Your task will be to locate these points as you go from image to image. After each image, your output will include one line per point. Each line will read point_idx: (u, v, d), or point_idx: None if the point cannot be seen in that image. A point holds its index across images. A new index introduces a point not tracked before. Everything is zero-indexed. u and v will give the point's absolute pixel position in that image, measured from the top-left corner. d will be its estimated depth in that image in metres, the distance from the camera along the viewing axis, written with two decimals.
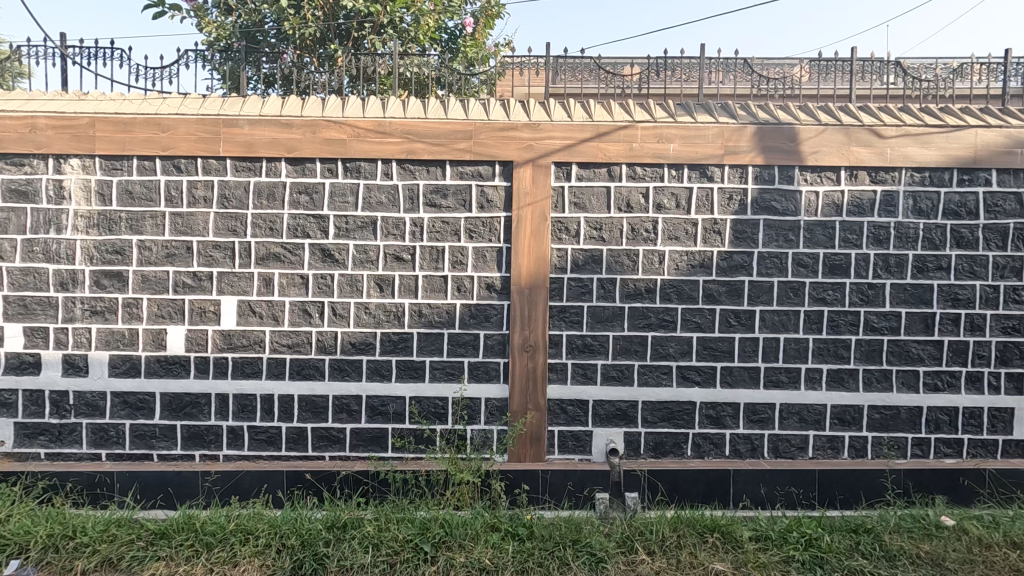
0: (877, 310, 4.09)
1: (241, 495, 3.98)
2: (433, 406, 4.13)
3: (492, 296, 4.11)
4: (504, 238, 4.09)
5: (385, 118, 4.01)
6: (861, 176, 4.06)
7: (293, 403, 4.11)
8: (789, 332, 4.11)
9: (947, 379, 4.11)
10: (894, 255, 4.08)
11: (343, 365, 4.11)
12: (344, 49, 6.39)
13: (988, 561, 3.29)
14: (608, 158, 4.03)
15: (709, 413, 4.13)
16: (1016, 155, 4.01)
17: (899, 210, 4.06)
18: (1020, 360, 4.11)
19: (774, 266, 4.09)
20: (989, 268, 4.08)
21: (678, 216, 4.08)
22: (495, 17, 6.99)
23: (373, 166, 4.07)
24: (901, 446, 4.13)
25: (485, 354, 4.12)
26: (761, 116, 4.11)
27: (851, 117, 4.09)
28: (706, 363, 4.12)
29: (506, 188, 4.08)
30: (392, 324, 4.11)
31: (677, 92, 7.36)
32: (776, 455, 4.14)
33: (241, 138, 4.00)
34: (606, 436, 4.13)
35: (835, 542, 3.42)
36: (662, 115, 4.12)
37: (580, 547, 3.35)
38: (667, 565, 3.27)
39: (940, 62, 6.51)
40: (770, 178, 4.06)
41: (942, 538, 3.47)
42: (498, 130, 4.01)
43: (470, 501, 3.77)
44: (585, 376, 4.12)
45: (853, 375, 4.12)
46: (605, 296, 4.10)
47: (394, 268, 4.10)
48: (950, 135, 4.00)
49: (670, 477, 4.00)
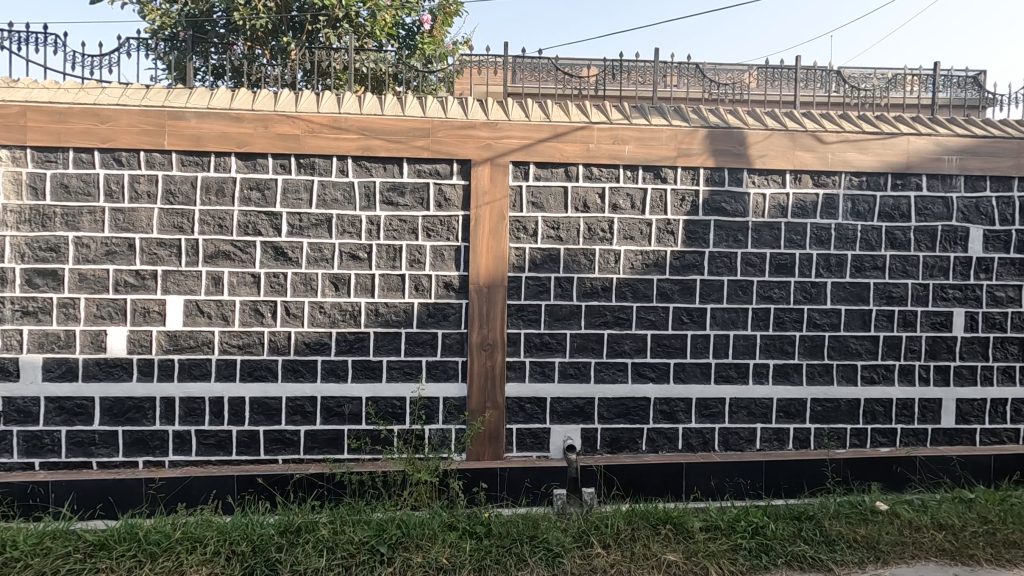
0: (820, 307, 4.30)
1: (188, 502, 3.84)
2: (390, 407, 4.09)
3: (450, 295, 4.10)
4: (461, 237, 4.09)
5: (340, 113, 3.94)
6: (805, 179, 4.25)
7: (245, 405, 3.99)
8: (738, 329, 4.26)
9: (882, 372, 4.35)
10: (834, 254, 4.29)
11: (297, 366, 4.02)
12: (298, 42, 6.24)
13: (917, 543, 3.52)
14: (565, 158, 4.08)
15: (663, 409, 4.24)
16: (944, 161, 4.28)
17: (839, 212, 4.28)
18: (948, 354, 4.39)
19: (725, 266, 4.23)
20: (920, 268, 4.34)
21: (633, 216, 4.17)
22: (453, 15, 6.93)
23: (328, 163, 3.99)
24: (841, 437, 4.35)
25: (443, 353, 4.11)
26: (712, 119, 4.25)
27: (796, 123, 4.28)
28: (660, 360, 4.23)
29: (465, 187, 4.08)
30: (348, 324, 4.04)
31: (632, 94, 7.49)
32: (726, 448, 4.29)
33: (188, 132, 3.84)
34: (564, 433, 4.19)
35: (780, 529, 3.58)
36: (617, 117, 4.20)
37: (537, 543, 3.39)
38: (622, 558, 3.33)
39: (877, 73, 6.86)
40: (720, 180, 4.20)
41: (876, 522, 3.68)
42: (456, 128, 4.00)
43: (428, 500, 3.76)
44: (543, 374, 4.16)
45: (797, 369, 4.31)
46: (563, 295, 4.15)
47: (350, 267, 4.04)
48: (886, 142, 4.23)
49: (626, 471, 4.09)
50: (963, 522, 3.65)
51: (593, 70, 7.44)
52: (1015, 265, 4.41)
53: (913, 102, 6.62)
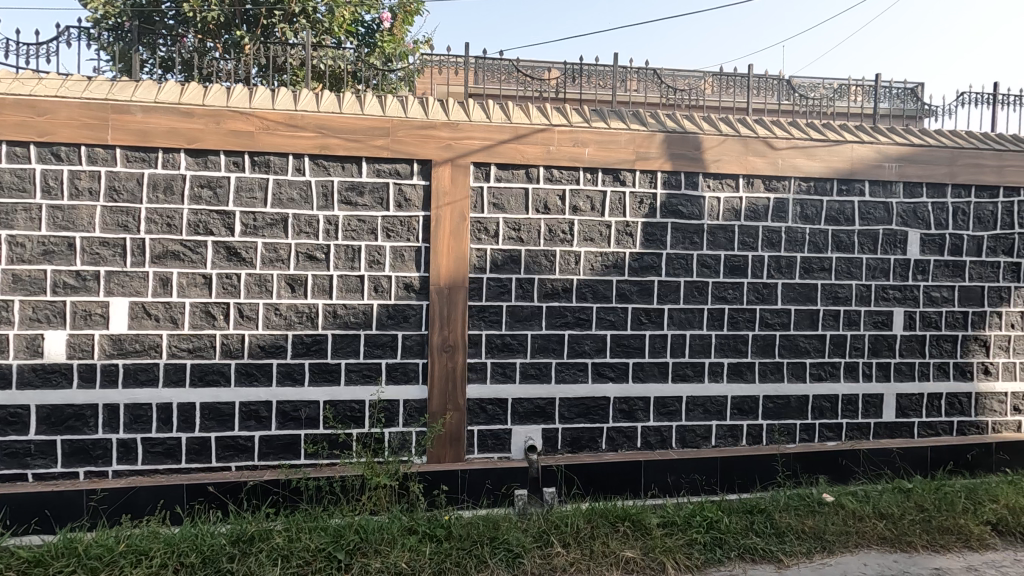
0: (771, 307, 4.46)
1: (133, 514, 3.67)
2: (349, 410, 4.02)
3: (411, 297, 4.06)
4: (422, 237, 4.06)
5: (296, 110, 3.84)
6: (757, 184, 4.40)
7: (195, 411, 3.85)
8: (694, 329, 4.37)
9: (829, 369, 4.55)
10: (784, 256, 4.46)
11: (251, 369, 3.90)
12: (252, 37, 6.07)
13: (861, 532, 3.69)
14: (526, 160, 4.10)
15: (622, 407, 4.31)
16: (885, 168, 4.51)
17: (789, 216, 4.45)
18: (888, 351, 4.62)
19: (681, 267, 4.34)
20: (863, 270, 4.56)
21: (593, 218, 4.23)
22: (414, 14, 6.86)
23: (284, 161, 3.89)
24: (791, 432, 4.51)
25: (403, 355, 4.06)
26: (669, 124, 4.35)
27: (748, 129, 4.42)
28: (619, 360, 4.29)
29: (425, 188, 4.05)
30: (305, 326, 3.95)
31: (592, 98, 7.58)
32: (683, 445, 4.40)
33: (134, 127, 3.68)
34: (525, 434, 4.20)
35: (733, 523, 3.69)
36: (577, 120, 4.24)
37: (497, 544, 3.39)
38: (581, 557, 3.36)
39: (824, 82, 7.15)
40: (677, 184, 4.30)
41: (823, 513, 3.84)
42: (416, 128, 3.97)
43: (387, 504, 3.71)
44: (504, 375, 4.17)
45: (750, 368, 4.45)
46: (524, 296, 4.17)
47: (306, 268, 3.94)
48: (831, 149, 4.43)
49: (585, 470, 4.14)
50: (902, 511, 3.85)
51: (553, 72, 7.49)
52: (949, 267, 4.68)
53: (858, 112, 6.95)
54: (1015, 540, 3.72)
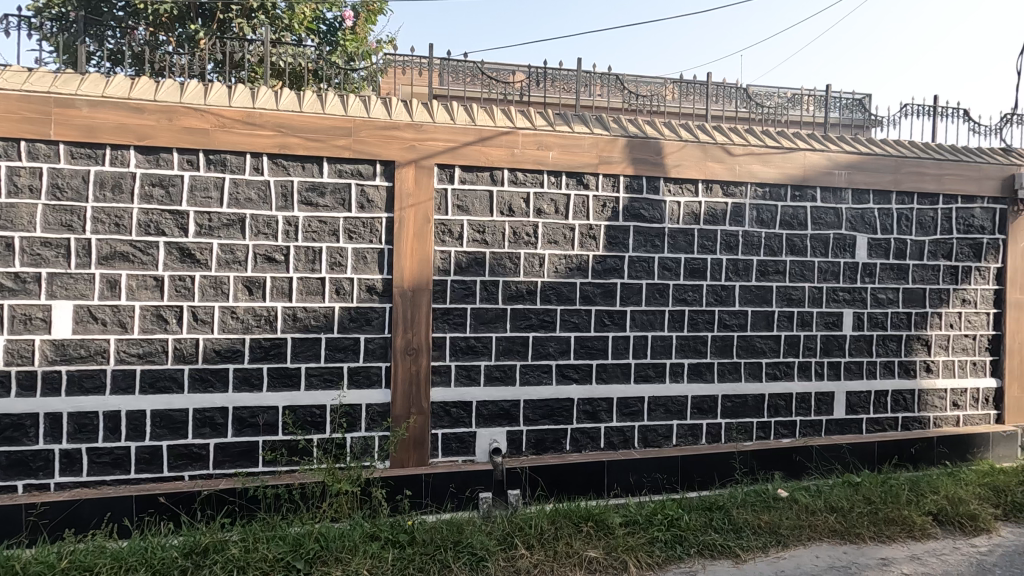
0: (729, 309, 4.58)
1: (77, 528, 3.50)
2: (309, 415, 3.92)
3: (374, 299, 4.00)
4: (385, 239, 4.01)
5: (255, 108, 3.74)
6: (716, 189, 4.52)
7: (145, 419, 3.69)
8: (656, 330, 4.46)
9: (784, 368, 4.71)
10: (742, 259, 4.59)
11: (206, 375, 3.77)
12: (207, 31, 5.88)
13: (813, 525, 3.82)
14: (491, 162, 4.11)
15: (586, 408, 4.35)
16: (835, 175, 4.70)
17: (746, 220, 4.59)
18: (839, 351, 4.81)
19: (643, 270, 4.42)
20: (815, 272, 4.74)
21: (557, 221, 4.26)
22: (377, 13, 6.76)
23: (241, 159, 3.78)
24: (748, 430, 4.65)
25: (365, 359, 4.00)
26: (631, 129, 4.43)
27: (707, 135, 4.53)
28: (583, 361, 4.34)
29: (388, 189, 4.00)
30: (263, 329, 3.85)
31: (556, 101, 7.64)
32: (645, 445, 4.47)
33: (79, 122, 3.51)
34: (489, 436, 4.19)
35: (693, 520, 3.77)
36: (541, 123, 4.27)
37: (461, 548, 3.36)
38: (545, 558, 3.36)
39: (779, 91, 7.40)
40: (639, 188, 4.38)
41: (778, 508, 3.97)
42: (379, 129, 3.92)
43: (349, 511, 3.64)
44: (468, 377, 4.15)
45: (709, 368, 4.56)
46: (488, 298, 4.16)
47: (265, 270, 3.84)
48: (785, 156, 4.59)
49: (549, 472, 4.16)
50: (851, 504, 4.01)
51: (518, 75, 7.50)
52: (894, 270, 4.91)
53: (810, 120, 7.22)
54: (954, 528, 3.92)
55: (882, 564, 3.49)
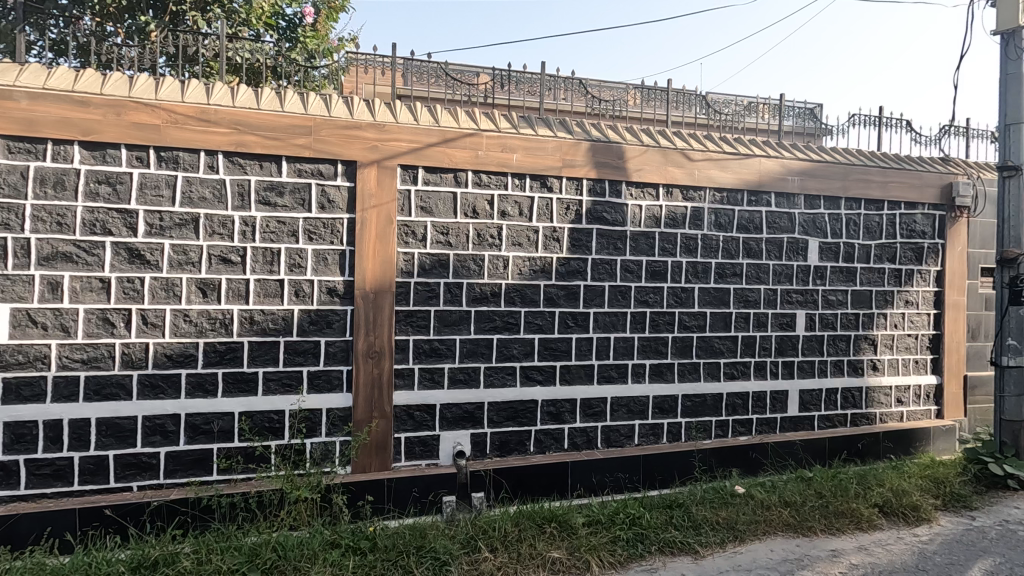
0: (689, 311, 4.69)
1: (14, 545, 3.30)
2: (267, 421, 3.81)
3: (335, 302, 3.93)
4: (346, 241, 3.94)
5: (210, 104, 3.62)
6: (676, 194, 4.63)
7: (90, 427, 3.51)
8: (618, 331, 4.52)
9: (741, 368, 4.85)
10: (701, 262, 4.71)
11: (157, 381, 3.62)
12: (159, 23, 5.66)
13: (768, 520, 3.95)
14: (455, 164, 4.09)
15: (550, 410, 4.37)
16: (788, 181, 4.88)
17: (704, 224, 4.71)
18: (792, 350, 4.99)
19: (606, 272, 4.47)
20: (770, 274, 4.90)
21: (521, 223, 4.28)
22: (339, 10, 6.63)
23: (195, 157, 3.65)
24: (707, 429, 4.76)
25: (326, 362, 3.92)
26: (594, 133, 4.49)
27: (667, 140, 4.63)
28: (547, 363, 4.36)
29: (350, 189, 3.93)
30: (218, 333, 3.72)
31: (520, 104, 7.66)
32: (608, 445, 4.52)
33: (18, 114, 3.32)
34: (453, 439, 4.16)
35: (654, 519, 3.83)
36: (505, 125, 4.28)
37: (424, 553, 3.33)
38: (509, 561, 3.36)
39: (736, 99, 7.63)
40: (601, 192, 4.44)
41: (735, 504, 4.08)
42: (341, 128, 3.86)
43: (308, 519, 3.56)
44: (431, 380, 4.12)
45: (670, 368, 4.66)
46: (452, 301, 4.13)
47: (220, 271, 3.72)
48: (741, 162, 4.73)
49: (513, 474, 4.17)
50: (804, 498, 4.16)
51: (482, 77, 7.49)
52: (843, 273, 5.12)
53: (765, 128, 7.47)
54: (898, 519, 4.11)
55: (832, 555, 3.63)
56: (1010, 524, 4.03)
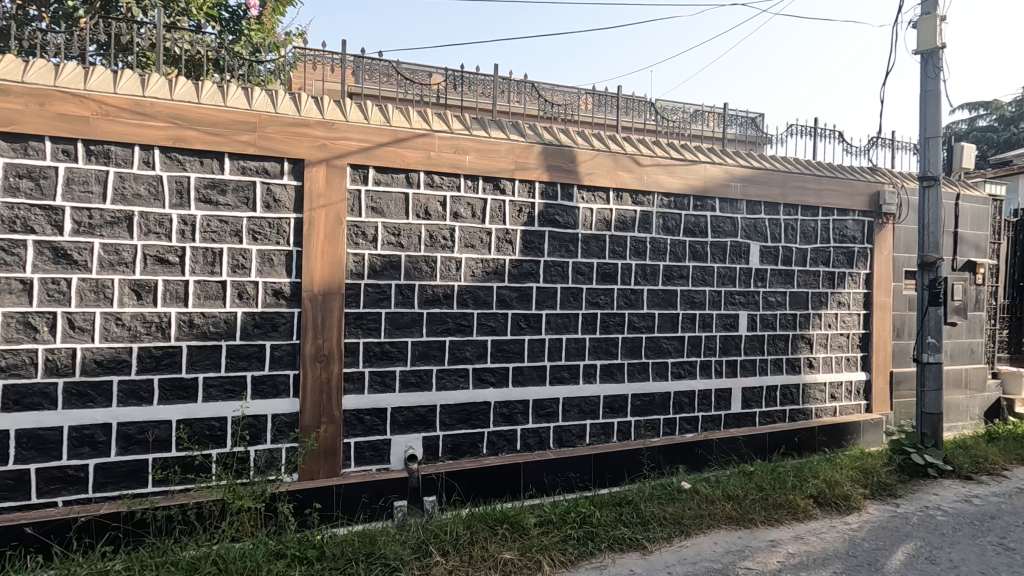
0: (638, 312, 4.81)
1: None
2: (207, 429, 3.65)
3: (281, 304, 3.80)
4: (293, 241, 3.82)
5: (145, 96, 3.44)
6: (626, 198, 4.73)
7: (8, 440, 3.26)
8: (570, 332, 4.58)
9: (688, 367, 5.01)
10: (649, 264, 4.84)
11: (85, 389, 3.40)
12: (89, 9, 5.32)
13: (712, 514, 4.09)
14: (406, 164, 4.04)
15: (503, 412, 4.38)
16: (731, 187, 5.07)
17: (653, 227, 4.83)
18: (736, 350, 5.19)
19: (558, 274, 4.52)
20: (714, 277, 5.09)
21: (473, 225, 4.27)
22: (286, 4, 6.43)
23: (128, 152, 3.46)
24: (655, 427, 4.89)
25: (271, 367, 3.79)
26: (546, 136, 4.53)
27: (617, 145, 4.72)
28: (499, 365, 4.37)
29: (297, 188, 3.82)
30: (154, 337, 3.53)
31: (473, 105, 7.64)
32: (560, 445, 4.57)
33: None
34: (405, 443, 4.10)
35: (603, 517, 3.90)
36: (458, 127, 4.26)
37: (373, 560, 3.26)
38: (460, 563, 3.33)
39: (682, 107, 7.87)
40: (554, 195, 4.49)
41: (681, 499, 4.20)
42: (288, 125, 3.75)
43: (252, 529, 3.43)
44: (382, 384, 4.05)
45: (620, 368, 4.76)
46: (404, 303, 4.08)
47: (156, 272, 3.53)
48: (687, 168, 4.89)
49: (466, 476, 4.15)
50: (745, 492, 4.33)
51: (435, 77, 7.44)
52: (782, 275, 5.37)
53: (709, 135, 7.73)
54: (831, 508, 4.33)
55: (771, 545, 3.79)
56: (930, 510, 4.33)
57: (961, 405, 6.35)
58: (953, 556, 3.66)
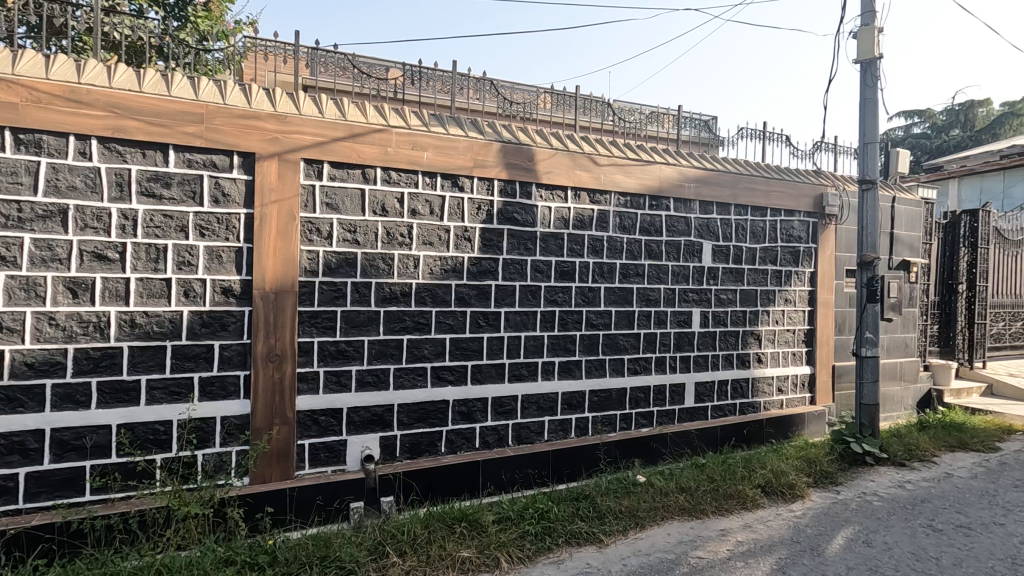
0: (595, 309, 4.88)
1: None
2: (151, 433, 3.48)
3: (230, 302, 3.67)
4: (244, 238, 3.69)
5: (80, 83, 3.25)
6: (584, 197, 4.78)
7: None
8: (529, 330, 4.60)
9: (643, 363, 5.12)
10: (607, 263, 4.91)
11: (15, 393, 3.19)
12: None
13: (666, 505, 4.20)
14: (362, 160, 3.96)
15: (461, 410, 4.36)
16: (685, 187, 5.20)
17: (610, 226, 4.91)
18: (689, 345, 5.34)
19: (516, 272, 4.53)
20: (669, 275, 5.21)
21: (431, 222, 4.23)
22: None
23: (62, 142, 3.26)
24: (612, 422, 4.98)
25: (220, 367, 3.65)
26: (505, 134, 4.53)
27: (575, 144, 4.77)
28: (458, 362, 4.34)
29: (247, 183, 3.70)
30: (92, 338, 3.35)
31: (431, 101, 7.56)
32: (518, 442, 4.59)
33: None
34: (361, 443, 4.03)
35: (561, 512, 3.94)
36: (416, 123, 4.21)
37: (328, 563, 3.20)
38: (417, 563, 3.30)
39: (638, 108, 8.01)
40: (512, 192, 4.50)
41: (636, 492, 4.30)
42: (237, 118, 3.61)
43: (199, 536, 3.30)
44: (338, 384, 3.96)
45: (578, 365, 4.82)
46: (360, 301, 4.01)
47: (94, 269, 3.35)
48: (643, 169, 4.99)
49: (424, 476, 4.12)
50: (697, 483, 4.47)
51: (392, 70, 7.32)
52: (733, 273, 5.55)
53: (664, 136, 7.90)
54: (778, 497, 4.52)
55: (722, 534, 3.92)
56: (867, 496, 4.57)
57: (896, 396, 6.72)
58: (888, 538, 3.87)
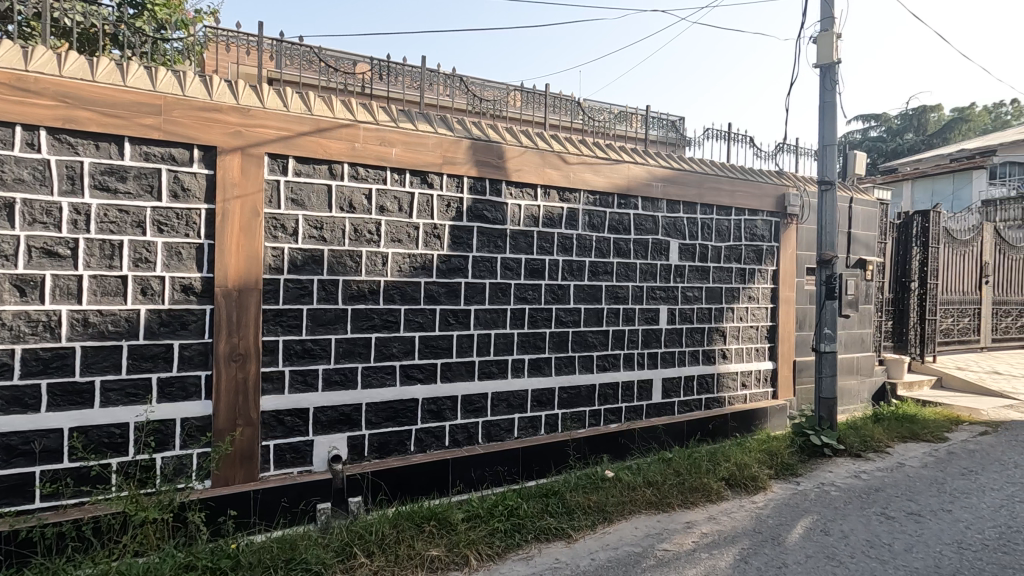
0: (565, 307, 4.90)
1: None
2: (106, 437, 3.35)
3: (191, 301, 3.56)
4: (204, 234, 3.58)
5: (28, 71, 3.09)
6: (553, 195, 4.80)
7: None
8: (498, 328, 4.59)
9: (612, 360, 5.17)
10: (576, 260, 4.94)
11: None
12: None
13: (633, 500, 4.26)
14: (329, 155, 3.89)
15: (430, 408, 4.33)
16: (652, 186, 5.27)
17: (579, 225, 4.94)
18: (656, 342, 5.42)
19: (486, 270, 4.52)
20: (637, 273, 5.28)
21: (400, 219, 4.18)
22: None
23: (8, 132, 3.10)
24: (581, 418, 5.02)
25: (180, 368, 3.54)
26: (475, 131, 4.50)
27: (545, 142, 4.78)
28: (427, 361, 4.31)
29: (209, 177, 3.59)
30: (41, 338, 3.20)
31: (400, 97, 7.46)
32: (488, 439, 4.58)
33: None
34: (328, 444, 3.96)
35: (529, 508, 3.96)
36: (384, 118, 4.15)
37: (294, 565, 3.13)
38: (385, 564, 3.27)
39: (606, 107, 8.09)
40: (482, 190, 4.48)
41: (604, 487, 4.35)
42: (197, 110, 3.50)
43: (158, 542, 3.19)
44: (304, 383, 3.89)
45: (547, 362, 4.84)
46: (326, 299, 3.93)
47: (44, 266, 3.20)
48: (612, 167, 5.03)
49: (392, 475, 4.07)
50: (664, 478, 4.54)
51: (360, 64, 7.20)
52: (698, 271, 5.65)
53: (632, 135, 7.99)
54: (741, 489, 4.63)
55: (687, 527, 3.99)
56: (826, 486, 4.73)
57: (852, 390, 6.97)
58: (844, 527, 4.01)
